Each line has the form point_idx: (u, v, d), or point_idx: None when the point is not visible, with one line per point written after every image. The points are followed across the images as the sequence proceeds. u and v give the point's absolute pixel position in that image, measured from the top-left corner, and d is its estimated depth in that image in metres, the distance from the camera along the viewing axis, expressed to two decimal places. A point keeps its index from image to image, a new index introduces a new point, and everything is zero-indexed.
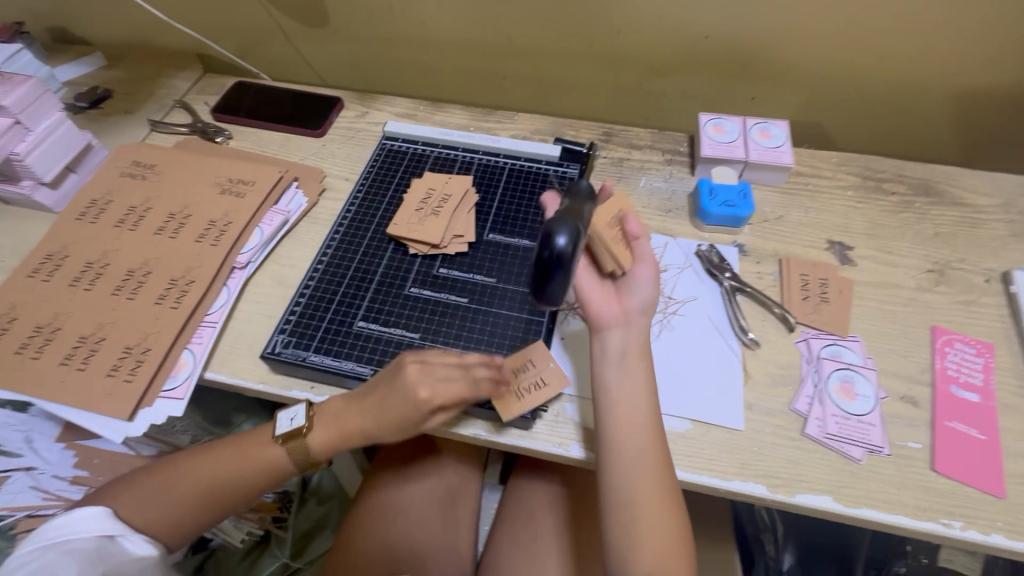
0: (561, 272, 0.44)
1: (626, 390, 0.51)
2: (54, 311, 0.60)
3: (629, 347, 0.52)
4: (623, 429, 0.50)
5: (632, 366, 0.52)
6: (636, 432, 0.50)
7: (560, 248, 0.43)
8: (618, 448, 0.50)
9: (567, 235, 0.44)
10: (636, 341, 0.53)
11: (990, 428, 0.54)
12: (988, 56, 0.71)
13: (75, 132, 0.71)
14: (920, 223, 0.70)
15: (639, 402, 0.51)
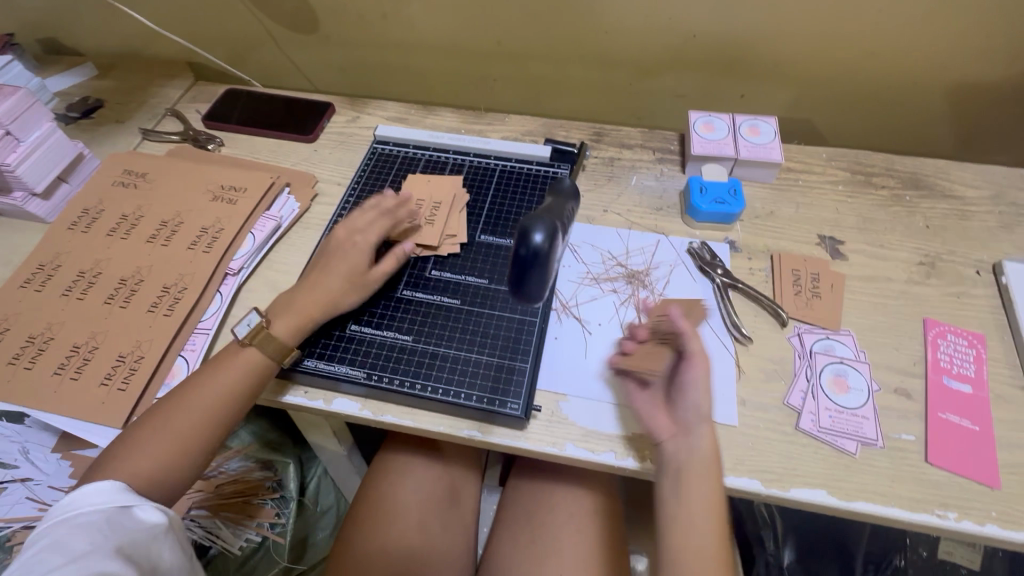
0: (537, 268, 0.42)
1: (696, 444, 0.49)
2: (47, 320, 0.60)
3: (686, 419, 0.50)
4: (688, 476, 0.49)
5: (701, 432, 0.50)
6: (704, 481, 0.48)
7: (537, 245, 0.41)
8: (685, 498, 0.48)
9: (544, 231, 0.41)
10: (696, 414, 0.50)
11: (983, 419, 0.54)
12: (973, 50, 0.72)
13: (66, 143, 0.72)
14: (910, 217, 0.70)
15: (708, 462, 0.49)
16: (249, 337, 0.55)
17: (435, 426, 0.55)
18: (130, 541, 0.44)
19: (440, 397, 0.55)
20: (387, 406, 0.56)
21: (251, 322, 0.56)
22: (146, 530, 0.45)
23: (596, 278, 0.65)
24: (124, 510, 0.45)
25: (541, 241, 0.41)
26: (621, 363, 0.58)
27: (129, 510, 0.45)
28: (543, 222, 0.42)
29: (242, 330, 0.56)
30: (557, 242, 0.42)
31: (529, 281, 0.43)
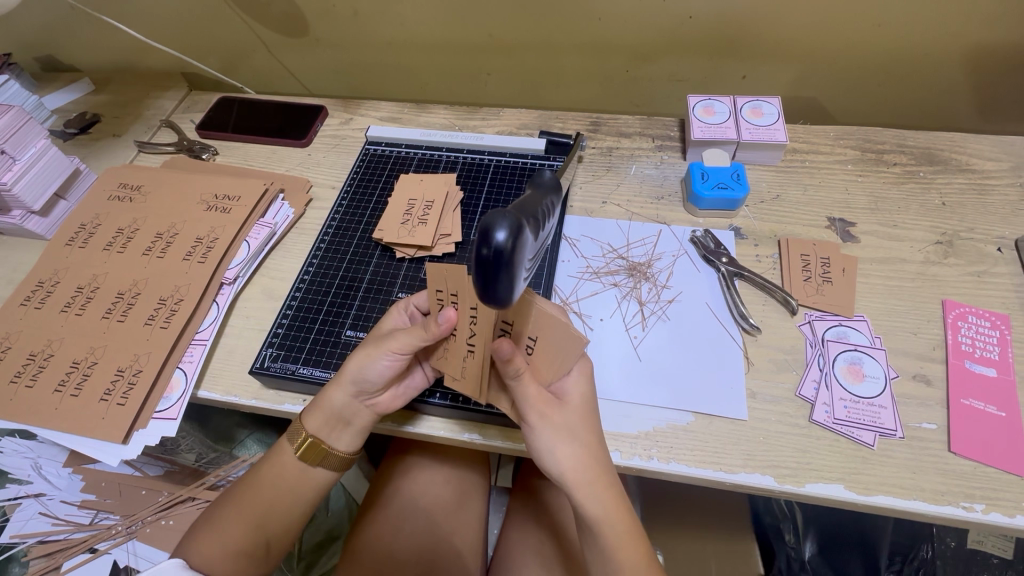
0: (507, 273, 0.30)
1: (588, 508, 0.44)
2: (47, 338, 0.60)
3: (568, 469, 0.44)
4: (598, 534, 0.45)
5: (586, 495, 0.44)
6: (610, 534, 0.44)
7: (499, 245, 0.29)
8: (594, 546, 0.45)
9: (508, 228, 0.30)
10: (575, 459, 0.44)
11: (1010, 404, 0.51)
12: (988, 15, 0.68)
13: (63, 159, 0.72)
14: (925, 194, 0.67)
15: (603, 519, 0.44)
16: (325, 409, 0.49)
17: (433, 431, 0.54)
18: None
19: (437, 400, 0.54)
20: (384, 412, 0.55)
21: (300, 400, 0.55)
22: None
23: (596, 273, 0.64)
24: None
25: (505, 235, 0.29)
26: (625, 360, 0.57)
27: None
28: (507, 214, 0.30)
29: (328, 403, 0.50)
30: (526, 240, 0.31)
31: (496, 288, 0.31)
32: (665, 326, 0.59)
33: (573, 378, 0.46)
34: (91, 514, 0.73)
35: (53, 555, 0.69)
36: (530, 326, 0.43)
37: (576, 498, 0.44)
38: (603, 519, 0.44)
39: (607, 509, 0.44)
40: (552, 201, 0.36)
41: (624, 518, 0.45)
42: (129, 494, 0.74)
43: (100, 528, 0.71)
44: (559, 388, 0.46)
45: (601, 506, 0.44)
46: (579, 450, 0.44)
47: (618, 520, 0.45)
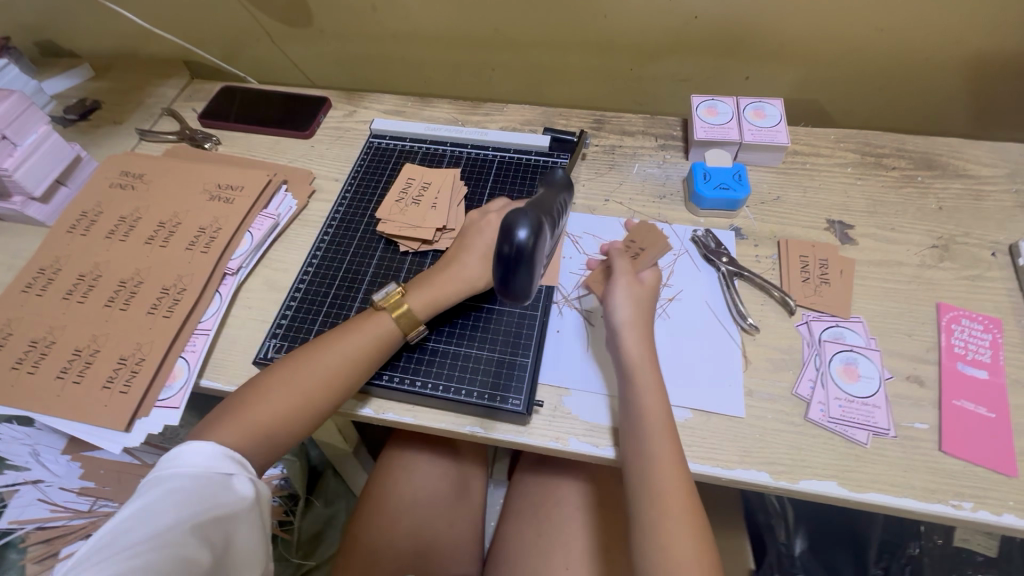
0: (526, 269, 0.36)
1: (630, 354, 0.52)
2: (49, 325, 0.60)
3: (620, 317, 0.54)
4: (632, 379, 0.51)
5: (631, 340, 0.52)
6: (651, 417, 0.48)
7: (520, 242, 0.33)
8: (626, 392, 0.50)
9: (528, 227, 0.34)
10: (626, 312, 0.54)
11: (1000, 406, 0.52)
12: (989, 22, 0.69)
13: (64, 145, 0.71)
14: (923, 198, 0.68)
15: (648, 402, 0.49)
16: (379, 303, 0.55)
17: (437, 422, 0.54)
18: (222, 514, 0.41)
19: (440, 392, 0.54)
20: (387, 404, 0.56)
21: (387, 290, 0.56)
22: (236, 503, 0.43)
23: None
24: (219, 480, 0.43)
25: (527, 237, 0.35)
26: None
27: (228, 481, 0.43)
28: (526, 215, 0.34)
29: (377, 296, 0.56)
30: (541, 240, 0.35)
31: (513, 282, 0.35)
32: (665, 324, 0.60)
33: (626, 287, 0.56)
34: (90, 501, 0.74)
35: (55, 539, 0.73)
36: (645, 241, 0.63)
37: (631, 378, 0.50)
38: (638, 364, 0.51)
39: (642, 357, 0.52)
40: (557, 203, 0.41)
41: (659, 424, 0.48)
42: (128, 481, 0.74)
43: (99, 516, 0.74)
44: (642, 275, 0.58)
45: (638, 354, 0.52)
46: (632, 310, 0.54)
47: (656, 405, 0.49)
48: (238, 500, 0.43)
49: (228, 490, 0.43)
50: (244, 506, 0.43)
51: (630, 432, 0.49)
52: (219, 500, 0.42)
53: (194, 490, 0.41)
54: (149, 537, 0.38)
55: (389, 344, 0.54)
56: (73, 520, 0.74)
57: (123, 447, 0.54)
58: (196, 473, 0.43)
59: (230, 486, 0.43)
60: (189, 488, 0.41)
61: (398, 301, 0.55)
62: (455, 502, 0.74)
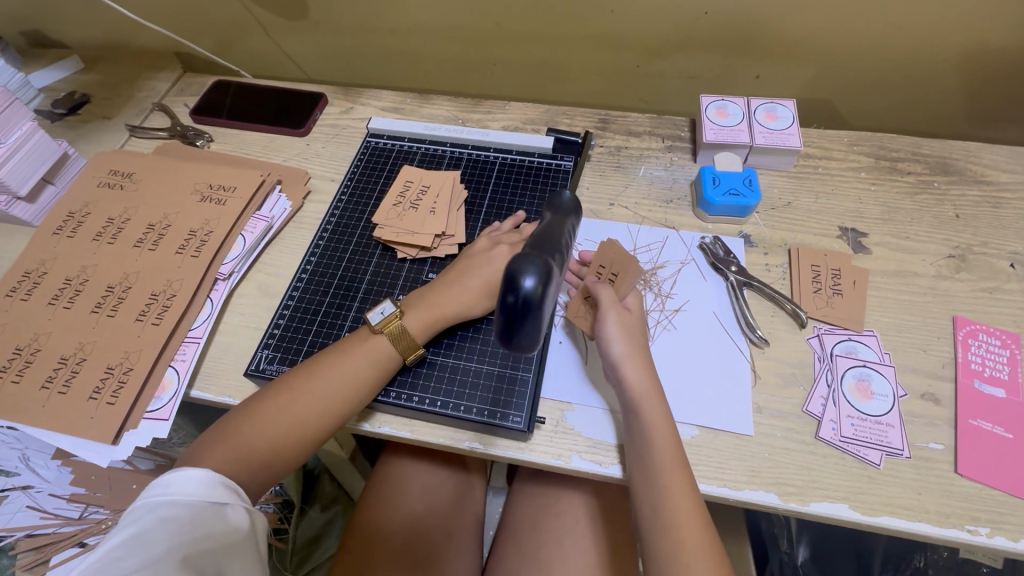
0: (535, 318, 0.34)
1: (632, 388, 0.50)
2: (34, 331, 0.58)
3: (617, 348, 0.51)
4: (637, 413, 0.49)
5: (632, 373, 0.50)
6: (660, 448, 0.47)
7: (528, 291, 0.31)
8: (634, 427, 0.49)
9: (537, 275, 0.31)
10: (623, 343, 0.52)
11: (1018, 426, 0.51)
12: (1012, 21, 0.66)
13: (50, 143, 0.69)
14: (939, 205, 0.66)
15: (659, 433, 0.48)
16: (378, 326, 0.54)
17: (434, 438, 0.53)
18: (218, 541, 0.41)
19: (437, 408, 0.52)
20: (384, 417, 0.54)
21: (385, 311, 0.55)
22: (230, 532, 0.43)
23: None
24: (214, 508, 0.43)
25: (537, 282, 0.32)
26: None
27: (221, 509, 0.43)
28: (534, 260, 0.31)
29: (376, 318, 0.54)
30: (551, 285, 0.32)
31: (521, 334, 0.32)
32: (670, 336, 0.58)
33: (615, 318, 0.53)
34: (81, 507, 0.72)
35: (42, 550, 0.69)
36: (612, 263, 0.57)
37: (638, 413, 0.48)
38: (643, 396, 0.49)
39: (646, 390, 0.50)
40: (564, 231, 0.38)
41: (670, 453, 0.47)
42: (119, 488, 0.73)
43: (89, 523, 0.71)
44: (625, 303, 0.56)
45: (643, 386, 0.50)
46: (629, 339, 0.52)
47: (664, 435, 0.48)
48: (231, 529, 0.43)
49: (221, 518, 0.43)
50: (236, 536, 0.43)
51: (644, 469, 0.47)
52: (212, 529, 0.42)
53: (187, 518, 0.41)
54: (140, 567, 0.37)
55: (387, 367, 0.53)
56: (63, 529, 0.71)
57: (111, 460, 0.53)
58: (188, 502, 0.42)
59: (224, 515, 0.43)
60: (181, 515, 0.41)
61: (395, 323, 0.54)
62: (454, 512, 0.72)
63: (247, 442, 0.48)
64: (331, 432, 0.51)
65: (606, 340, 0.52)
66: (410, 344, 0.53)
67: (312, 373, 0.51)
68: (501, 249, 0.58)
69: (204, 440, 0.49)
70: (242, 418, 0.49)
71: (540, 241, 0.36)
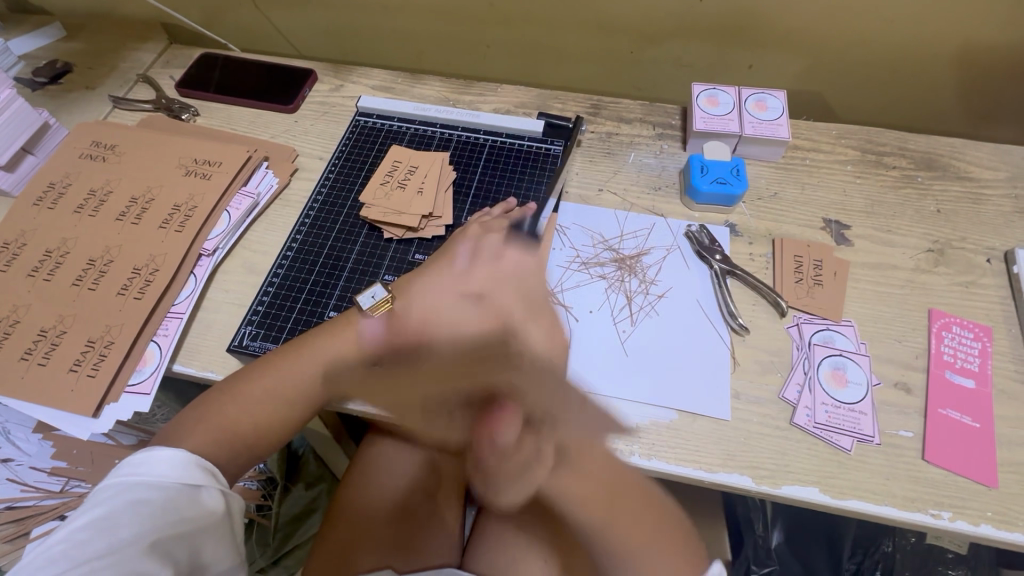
0: None
1: None
2: (13, 303, 0.57)
3: None
4: None
5: None
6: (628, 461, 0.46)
7: None
8: None
9: None
10: None
11: (984, 416, 0.52)
12: (1000, 19, 0.67)
13: (30, 111, 0.67)
14: (922, 200, 0.67)
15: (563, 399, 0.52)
16: (367, 309, 0.55)
17: None
18: (191, 523, 0.42)
19: (420, 387, 0.53)
20: (367, 396, 0.54)
21: (376, 294, 0.56)
22: (206, 515, 0.43)
23: (584, 263, 0.62)
24: (189, 490, 0.43)
25: None
26: (609, 353, 0.56)
27: (195, 492, 0.44)
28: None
29: (366, 302, 0.55)
30: None
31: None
32: (652, 322, 0.58)
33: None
34: (62, 481, 0.72)
35: (23, 521, 0.70)
36: None
37: None
38: None
39: None
40: None
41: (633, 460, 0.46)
42: (102, 462, 0.73)
43: (70, 496, 0.71)
44: None
45: None
46: None
47: None
48: (206, 512, 0.43)
49: (196, 500, 0.43)
50: (211, 519, 0.43)
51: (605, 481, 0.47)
52: (185, 512, 0.42)
53: (158, 500, 0.42)
54: (103, 551, 0.37)
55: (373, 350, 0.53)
56: (44, 501, 0.71)
57: (91, 432, 0.53)
58: (162, 485, 0.43)
59: (199, 498, 0.43)
60: (152, 498, 0.41)
61: (388, 307, 0.55)
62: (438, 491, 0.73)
63: (230, 417, 0.49)
64: (313, 408, 0.52)
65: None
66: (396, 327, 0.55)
67: (297, 353, 0.52)
68: (493, 236, 0.59)
69: (185, 419, 0.50)
70: (227, 398, 0.50)
71: None
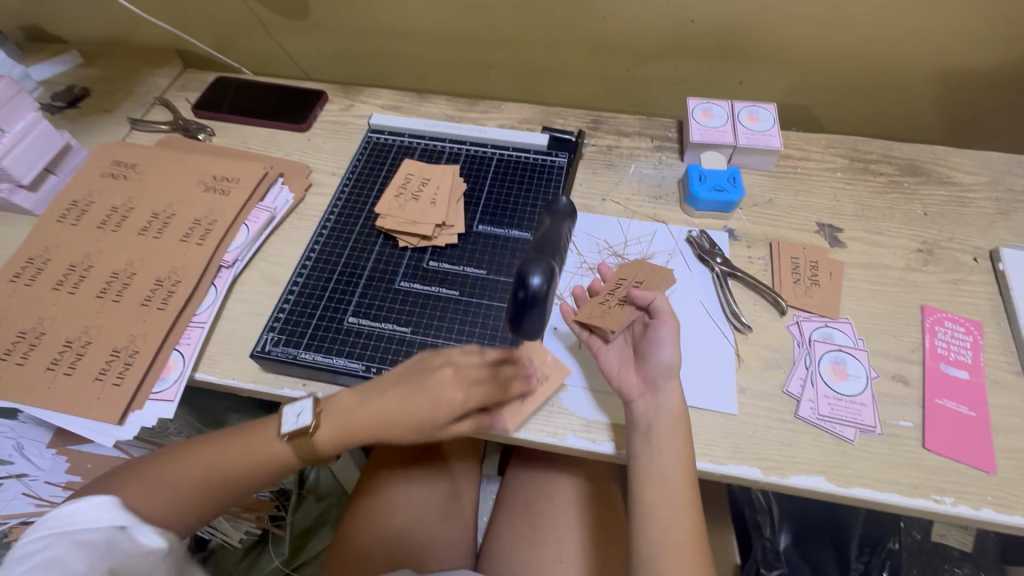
0: (539, 304, 0.46)
1: (665, 407, 0.51)
2: (39, 315, 0.59)
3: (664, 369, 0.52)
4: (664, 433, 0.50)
5: (669, 393, 0.51)
6: (676, 469, 0.49)
7: (535, 284, 0.45)
8: (652, 451, 0.49)
9: (541, 272, 0.46)
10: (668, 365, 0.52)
11: (979, 405, 0.54)
12: (971, 35, 0.72)
13: (53, 133, 0.70)
14: (909, 204, 0.70)
15: (679, 464, 0.49)
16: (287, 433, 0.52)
17: None
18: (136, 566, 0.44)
19: None
20: None
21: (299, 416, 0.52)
22: (149, 554, 0.45)
23: (592, 268, 0.65)
24: (118, 532, 0.45)
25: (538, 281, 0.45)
26: None
27: (128, 533, 0.45)
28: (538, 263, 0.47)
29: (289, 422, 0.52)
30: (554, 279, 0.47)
31: (527, 319, 0.47)
32: None
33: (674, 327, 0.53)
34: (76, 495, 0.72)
35: None
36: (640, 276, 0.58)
37: (657, 430, 0.50)
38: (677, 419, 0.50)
39: (678, 455, 0.49)
40: (561, 231, 0.51)
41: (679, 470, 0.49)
42: None
43: None
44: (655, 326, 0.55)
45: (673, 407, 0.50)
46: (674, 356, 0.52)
47: (680, 464, 0.49)
48: (149, 550, 0.46)
49: (133, 540, 0.45)
50: (152, 559, 0.45)
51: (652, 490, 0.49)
52: (129, 554, 0.44)
53: (101, 541, 0.44)
54: None
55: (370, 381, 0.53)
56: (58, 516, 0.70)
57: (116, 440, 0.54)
58: (92, 529, 0.44)
59: (131, 539, 0.45)
60: (96, 540, 0.44)
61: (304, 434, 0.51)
62: (452, 497, 0.73)
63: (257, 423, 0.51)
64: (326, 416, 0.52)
65: (654, 347, 0.53)
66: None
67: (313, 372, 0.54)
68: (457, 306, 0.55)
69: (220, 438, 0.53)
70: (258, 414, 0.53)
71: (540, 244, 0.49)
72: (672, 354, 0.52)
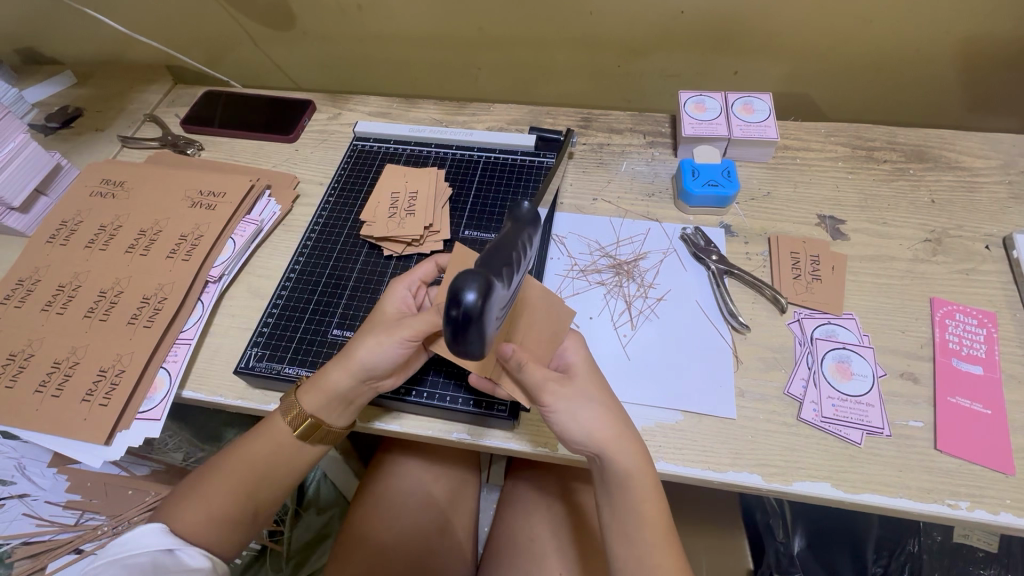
0: (474, 332, 0.30)
1: (620, 466, 0.45)
2: (28, 337, 0.59)
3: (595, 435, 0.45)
4: (626, 488, 0.46)
5: (618, 454, 0.45)
6: (646, 518, 0.46)
7: (468, 305, 0.29)
8: (617, 504, 0.47)
9: (477, 287, 0.29)
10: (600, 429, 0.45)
11: (995, 402, 0.51)
12: (976, 13, 0.68)
13: (42, 153, 0.70)
14: (915, 191, 0.67)
15: (643, 518, 0.46)
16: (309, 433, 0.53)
17: (423, 431, 0.53)
18: None
19: (425, 400, 0.53)
20: (372, 412, 0.55)
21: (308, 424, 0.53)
22: None
23: (583, 270, 0.63)
24: None
25: (473, 299, 0.29)
26: (611, 358, 0.56)
27: None
28: (475, 272, 0.30)
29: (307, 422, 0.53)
30: (495, 298, 0.31)
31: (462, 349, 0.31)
32: (651, 324, 0.59)
33: (569, 390, 0.45)
34: (76, 514, 0.72)
35: (39, 556, 0.68)
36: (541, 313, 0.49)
37: (621, 487, 0.46)
38: (633, 475, 0.46)
39: (643, 505, 0.46)
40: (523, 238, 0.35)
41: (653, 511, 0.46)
42: (116, 493, 0.73)
43: (85, 529, 0.70)
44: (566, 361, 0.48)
45: (632, 462, 0.45)
46: (597, 412, 0.45)
47: (654, 509, 0.46)
48: None
49: None
50: None
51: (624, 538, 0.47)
52: None
53: None
54: None
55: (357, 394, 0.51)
56: (59, 535, 0.70)
57: (104, 460, 0.53)
58: None
59: None
60: None
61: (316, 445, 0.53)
62: (450, 507, 0.72)
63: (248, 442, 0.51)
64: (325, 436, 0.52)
65: (567, 423, 0.45)
66: (347, 412, 0.52)
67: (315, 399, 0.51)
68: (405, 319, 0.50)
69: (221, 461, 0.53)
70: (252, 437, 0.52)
71: (492, 250, 0.33)
72: (591, 426, 0.45)
